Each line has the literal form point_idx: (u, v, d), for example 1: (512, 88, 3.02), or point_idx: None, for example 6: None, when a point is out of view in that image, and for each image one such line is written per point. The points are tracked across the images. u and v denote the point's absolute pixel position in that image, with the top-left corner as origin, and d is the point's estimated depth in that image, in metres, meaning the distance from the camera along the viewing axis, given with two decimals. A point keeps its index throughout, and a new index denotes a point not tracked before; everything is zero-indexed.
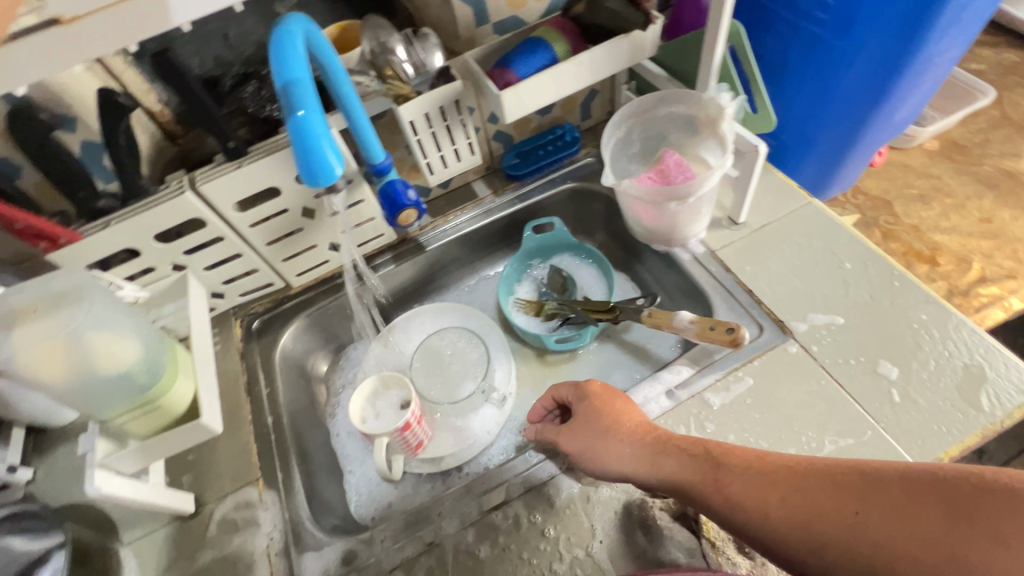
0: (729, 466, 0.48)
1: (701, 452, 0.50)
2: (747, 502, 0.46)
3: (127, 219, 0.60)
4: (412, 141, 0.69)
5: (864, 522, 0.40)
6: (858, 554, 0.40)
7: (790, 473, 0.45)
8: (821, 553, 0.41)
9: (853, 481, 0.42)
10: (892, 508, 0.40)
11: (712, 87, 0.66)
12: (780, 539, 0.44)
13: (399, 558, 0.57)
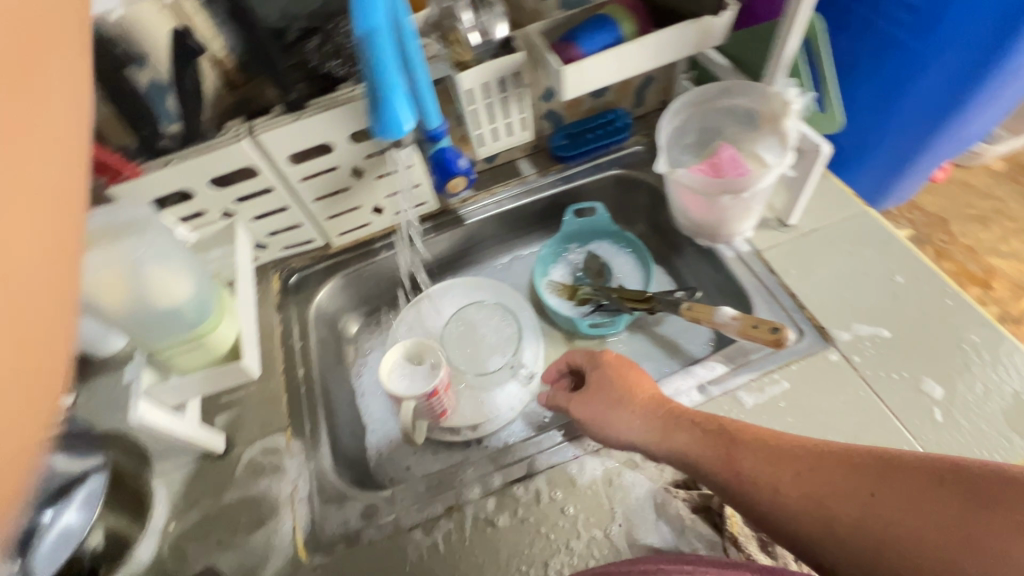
0: (742, 443, 0.49)
1: (714, 428, 0.51)
2: (757, 478, 0.47)
3: (186, 160, 0.61)
4: (467, 110, 0.69)
5: (875, 504, 0.41)
6: (865, 533, 0.41)
7: (804, 452, 0.46)
8: (830, 530, 0.42)
9: (869, 464, 0.43)
10: (905, 492, 0.40)
11: (780, 80, 0.64)
12: (789, 516, 0.45)
13: (418, 518, 0.58)
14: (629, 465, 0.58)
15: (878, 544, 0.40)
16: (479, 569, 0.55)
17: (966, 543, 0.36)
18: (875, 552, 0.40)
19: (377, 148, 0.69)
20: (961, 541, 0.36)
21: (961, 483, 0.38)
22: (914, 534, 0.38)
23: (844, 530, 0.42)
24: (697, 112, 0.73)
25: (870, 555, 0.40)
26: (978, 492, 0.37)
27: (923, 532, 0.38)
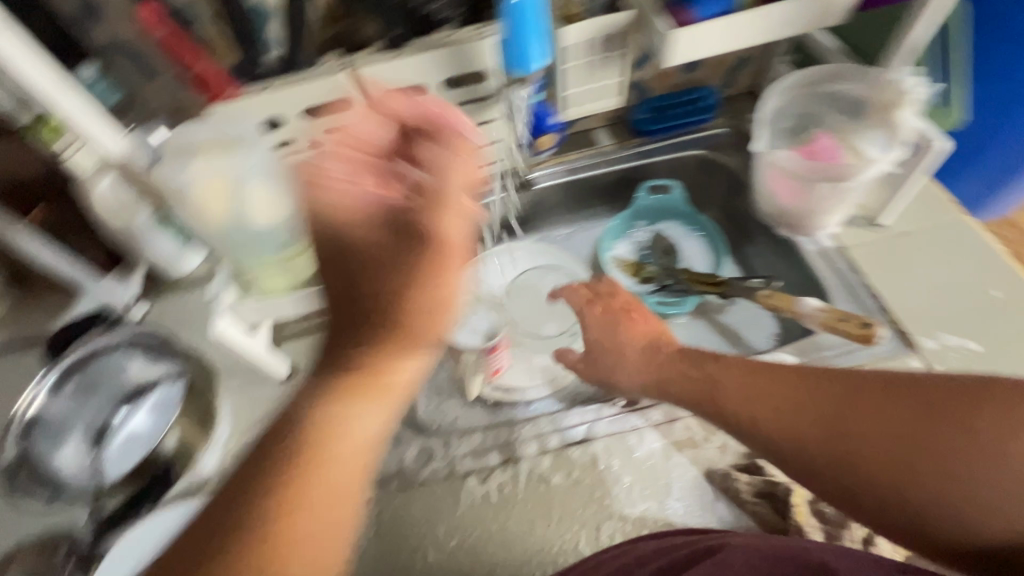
0: (725, 383, 0.54)
1: (703, 361, 0.56)
2: (743, 415, 0.52)
3: (280, 90, 0.58)
4: (559, 69, 0.67)
5: (856, 424, 0.48)
6: (848, 450, 0.48)
7: (785, 381, 0.52)
8: (816, 454, 0.48)
9: (840, 390, 0.50)
10: (888, 411, 0.47)
11: (901, 68, 0.62)
12: (774, 444, 0.50)
13: (475, 466, 0.59)
14: (689, 443, 0.58)
15: (863, 454, 0.47)
16: (530, 522, 0.55)
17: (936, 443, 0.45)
18: (862, 458, 0.47)
19: (467, 98, 0.67)
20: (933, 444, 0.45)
21: (925, 398, 0.47)
22: (890, 441, 0.46)
23: (833, 444, 0.48)
24: (801, 95, 0.70)
25: (854, 461, 0.47)
26: (943, 400, 0.46)
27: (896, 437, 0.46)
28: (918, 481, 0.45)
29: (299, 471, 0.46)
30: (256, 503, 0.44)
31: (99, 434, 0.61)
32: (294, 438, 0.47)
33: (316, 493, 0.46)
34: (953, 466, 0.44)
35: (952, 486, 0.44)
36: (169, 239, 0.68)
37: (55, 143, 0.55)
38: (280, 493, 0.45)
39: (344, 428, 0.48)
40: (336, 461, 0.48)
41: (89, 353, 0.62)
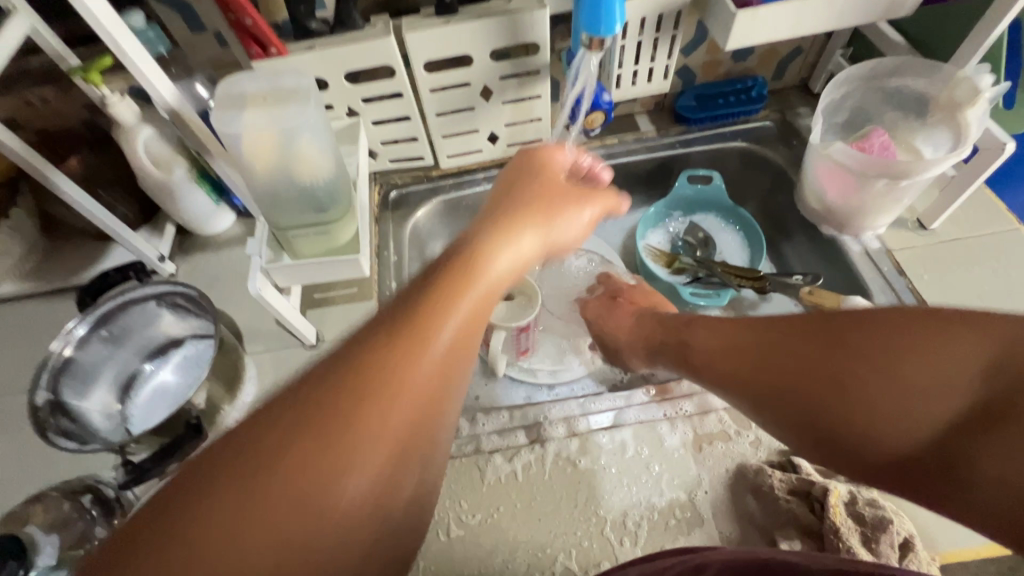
0: (691, 341, 0.55)
1: (676, 328, 0.59)
2: (704, 368, 0.53)
3: (331, 48, 0.59)
4: (614, 44, 0.63)
5: (786, 367, 0.45)
6: (784, 394, 0.45)
7: (716, 326, 0.54)
8: (762, 400, 0.47)
9: (777, 336, 0.47)
10: (780, 334, 0.47)
11: (972, 65, 0.59)
12: (730, 393, 0.50)
13: (501, 444, 0.58)
14: (722, 435, 0.57)
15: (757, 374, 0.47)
16: (556, 503, 0.55)
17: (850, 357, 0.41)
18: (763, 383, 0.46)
19: (513, 71, 0.65)
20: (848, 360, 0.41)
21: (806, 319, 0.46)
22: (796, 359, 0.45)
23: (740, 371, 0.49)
24: (859, 89, 0.67)
25: (788, 393, 0.44)
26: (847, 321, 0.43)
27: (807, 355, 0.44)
28: (825, 398, 0.42)
29: (411, 332, 0.33)
30: (343, 355, 0.31)
31: (129, 381, 0.63)
32: (423, 281, 0.37)
33: (427, 366, 0.32)
34: (843, 378, 0.41)
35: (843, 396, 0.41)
36: (205, 195, 0.70)
37: (103, 89, 0.58)
38: (372, 344, 0.32)
39: (480, 274, 0.40)
40: (456, 325, 0.35)
41: (123, 303, 0.60)
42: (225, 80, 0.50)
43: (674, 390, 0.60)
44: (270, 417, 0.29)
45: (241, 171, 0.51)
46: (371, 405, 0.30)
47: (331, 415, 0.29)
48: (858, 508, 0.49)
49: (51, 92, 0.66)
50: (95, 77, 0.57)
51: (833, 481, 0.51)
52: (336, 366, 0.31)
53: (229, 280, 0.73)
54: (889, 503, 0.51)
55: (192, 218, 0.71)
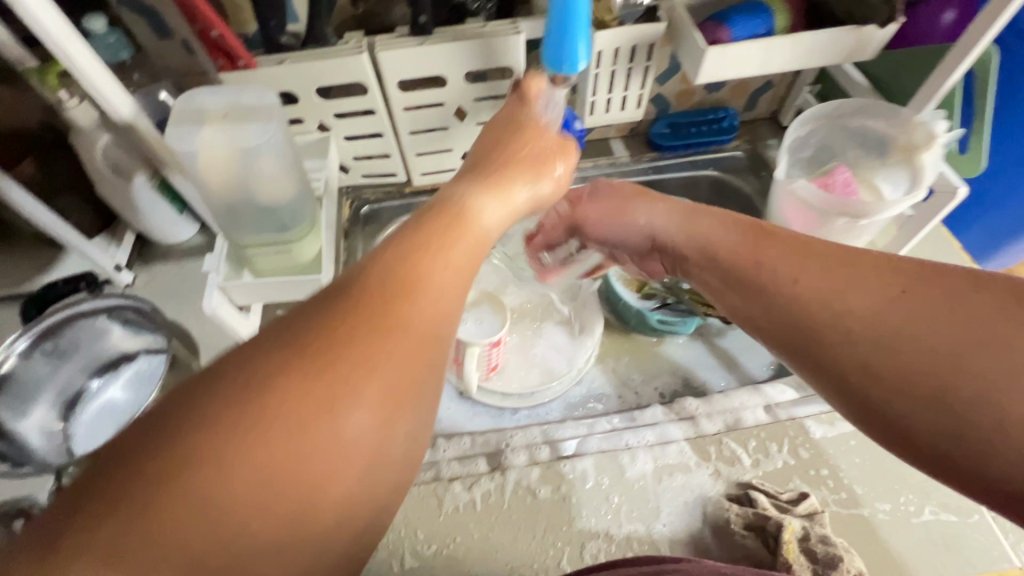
0: (779, 249, 0.41)
1: (751, 234, 0.43)
2: (812, 292, 0.37)
3: (302, 62, 0.58)
4: (590, 74, 0.63)
5: (930, 319, 0.33)
6: (924, 355, 0.33)
7: (796, 252, 0.39)
8: (892, 355, 0.33)
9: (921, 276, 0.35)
10: (875, 286, 0.35)
11: (928, 110, 0.61)
12: (840, 335, 0.35)
13: (460, 471, 0.57)
14: (681, 466, 0.57)
15: (846, 337, 0.35)
16: (514, 534, 0.54)
17: (986, 354, 0.31)
18: (857, 355, 0.35)
19: (488, 93, 0.65)
20: (983, 349, 0.31)
21: (918, 275, 0.35)
22: (916, 335, 0.33)
23: (822, 325, 0.36)
24: (824, 127, 0.69)
25: (928, 369, 0.32)
26: (976, 288, 0.33)
27: (929, 335, 0.33)
28: (945, 397, 0.32)
29: (419, 258, 0.32)
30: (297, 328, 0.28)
31: (73, 399, 0.60)
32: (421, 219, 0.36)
33: (434, 293, 0.31)
34: (984, 374, 0.31)
35: (970, 386, 0.31)
36: (167, 204, 0.68)
37: (59, 93, 0.56)
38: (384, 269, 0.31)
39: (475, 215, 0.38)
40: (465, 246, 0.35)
41: (71, 314, 0.58)
42: (183, 96, 0.49)
43: (637, 419, 0.60)
44: (283, 340, 0.28)
45: (199, 188, 0.50)
46: (395, 330, 0.29)
47: (352, 346, 0.28)
48: (810, 544, 0.50)
49: (9, 92, 0.64)
50: (51, 81, 0.55)
51: (787, 516, 0.52)
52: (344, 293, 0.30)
53: (188, 293, 0.70)
54: (840, 539, 0.52)
55: (152, 227, 0.69)
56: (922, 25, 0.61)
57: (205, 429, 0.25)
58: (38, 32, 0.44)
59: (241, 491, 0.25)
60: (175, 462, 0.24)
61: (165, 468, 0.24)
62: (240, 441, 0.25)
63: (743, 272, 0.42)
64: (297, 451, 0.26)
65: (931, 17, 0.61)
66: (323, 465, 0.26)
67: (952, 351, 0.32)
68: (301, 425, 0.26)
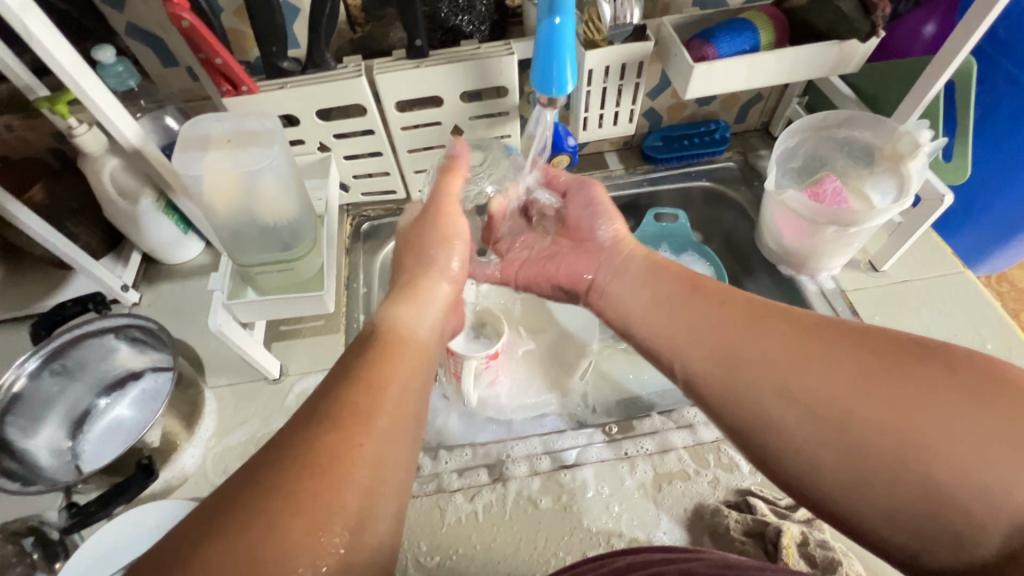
0: (701, 298, 0.49)
1: (682, 282, 0.52)
2: (719, 336, 0.46)
3: (302, 86, 0.60)
4: (582, 91, 0.65)
5: (811, 370, 0.39)
6: (809, 411, 0.38)
7: (714, 302, 0.48)
8: (783, 401, 0.40)
9: (812, 334, 0.41)
10: (780, 337, 0.43)
11: (912, 120, 0.63)
12: (741, 383, 0.42)
13: (461, 483, 0.58)
14: (681, 474, 0.58)
15: (761, 391, 0.41)
16: (516, 544, 0.54)
17: (867, 403, 0.36)
18: (770, 410, 0.40)
19: (483, 112, 0.67)
20: (860, 397, 0.37)
21: (816, 322, 0.42)
22: (813, 376, 0.39)
23: (736, 381, 0.43)
24: (813, 137, 0.71)
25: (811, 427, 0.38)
26: (858, 345, 0.39)
27: (825, 382, 0.38)
28: (847, 435, 0.36)
29: (376, 369, 0.40)
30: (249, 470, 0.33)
31: (81, 418, 0.62)
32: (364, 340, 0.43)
33: (392, 394, 0.39)
34: (882, 402, 0.36)
35: (870, 417, 0.36)
36: (172, 224, 0.70)
37: (68, 120, 0.58)
38: (350, 376, 0.39)
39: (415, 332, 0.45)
40: (410, 352, 0.43)
41: (76, 338, 0.59)
42: (189, 122, 0.51)
43: (635, 427, 0.60)
44: (278, 446, 0.34)
45: (204, 210, 0.51)
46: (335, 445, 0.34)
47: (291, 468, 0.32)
48: (810, 549, 0.50)
49: (21, 121, 0.66)
50: (62, 110, 0.56)
51: (786, 522, 0.52)
52: (330, 395, 0.37)
53: (193, 311, 0.72)
54: (838, 544, 0.52)
55: (156, 246, 0.70)
56: (903, 39, 0.65)
57: (210, 527, 0.30)
58: (50, 64, 0.46)
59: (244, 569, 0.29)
60: (194, 554, 0.29)
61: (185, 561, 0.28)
62: (244, 531, 0.29)
63: (673, 305, 0.51)
64: (292, 527, 0.30)
65: (914, 29, 0.64)
66: (311, 537, 0.31)
67: (848, 388, 0.37)
68: (293, 499, 0.31)
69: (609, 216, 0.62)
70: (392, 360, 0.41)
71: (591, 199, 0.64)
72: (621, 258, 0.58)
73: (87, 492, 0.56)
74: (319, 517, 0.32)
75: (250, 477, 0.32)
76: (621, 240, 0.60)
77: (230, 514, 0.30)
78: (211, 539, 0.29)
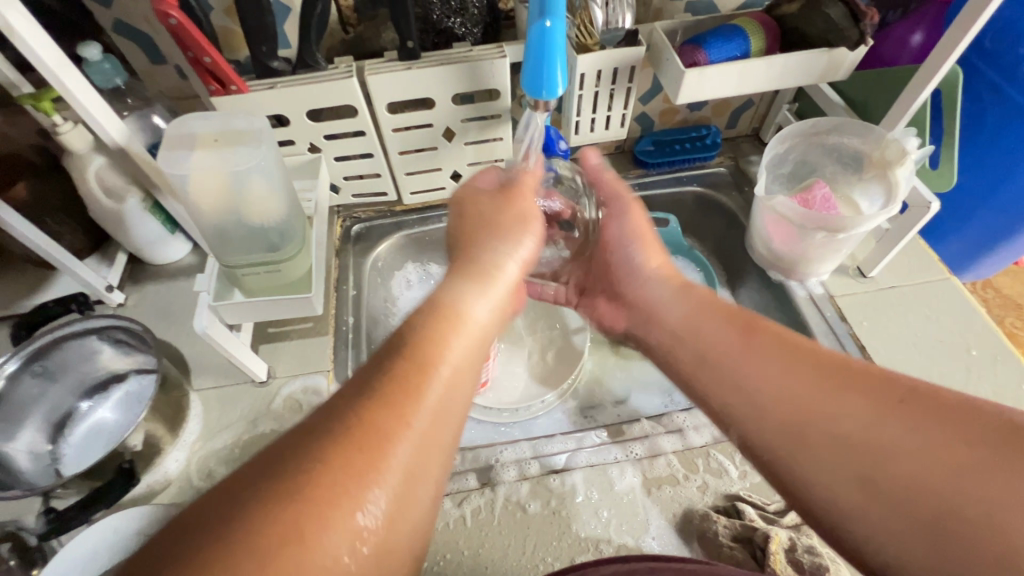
0: (762, 350, 0.46)
1: (743, 324, 0.49)
2: (782, 399, 0.43)
3: (292, 87, 0.60)
4: (574, 95, 0.65)
5: (894, 451, 0.37)
6: (887, 492, 0.36)
7: (769, 358, 0.45)
8: (860, 482, 0.38)
9: (897, 404, 0.38)
10: (860, 403, 0.39)
11: (899, 128, 0.64)
12: (806, 453, 0.41)
13: (450, 487, 0.57)
14: (670, 479, 0.57)
15: (833, 466, 0.39)
16: (504, 550, 0.54)
17: (960, 483, 0.34)
18: (842, 494, 0.38)
19: (475, 114, 0.67)
20: (953, 479, 0.34)
21: (898, 387, 0.39)
22: (901, 455, 0.36)
23: (806, 454, 0.40)
24: (801, 144, 0.71)
25: (890, 505, 0.36)
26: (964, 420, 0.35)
27: (910, 462, 0.36)
28: (937, 526, 0.34)
29: (416, 388, 0.37)
30: (280, 468, 0.31)
31: (62, 420, 0.61)
32: (416, 326, 0.41)
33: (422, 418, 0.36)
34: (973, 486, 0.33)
35: (962, 504, 0.33)
36: (158, 224, 0.68)
37: (53, 118, 0.57)
38: (397, 382, 0.36)
39: (465, 317, 0.44)
40: (459, 367, 0.40)
41: (58, 337, 0.58)
42: (176, 120, 0.50)
43: (625, 432, 0.60)
44: (327, 419, 0.34)
45: (191, 210, 0.51)
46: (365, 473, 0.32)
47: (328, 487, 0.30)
48: (797, 555, 0.50)
49: (5, 118, 0.65)
50: (46, 107, 0.55)
51: (775, 527, 0.52)
52: (354, 397, 0.35)
53: (179, 312, 0.71)
54: (826, 549, 0.52)
55: (141, 246, 0.69)
56: (894, 46, 0.65)
57: (259, 484, 0.30)
58: (32, 61, 0.45)
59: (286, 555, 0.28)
60: (240, 510, 0.29)
61: (227, 520, 0.28)
62: (290, 494, 0.29)
63: (727, 355, 0.48)
64: (330, 520, 0.30)
65: (901, 38, 0.64)
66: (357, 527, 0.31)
67: (941, 473, 0.35)
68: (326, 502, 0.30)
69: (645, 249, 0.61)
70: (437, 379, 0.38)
71: (624, 230, 0.62)
72: (659, 303, 0.57)
73: (66, 497, 0.54)
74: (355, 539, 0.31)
75: (282, 458, 0.31)
76: (658, 275, 0.59)
77: (279, 485, 0.30)
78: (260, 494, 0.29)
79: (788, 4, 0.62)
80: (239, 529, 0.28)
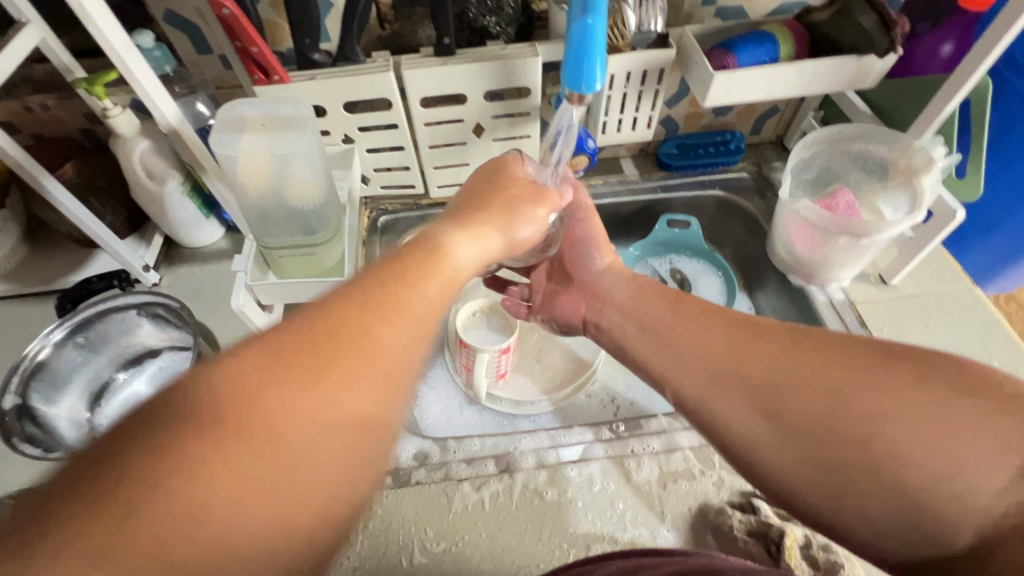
0: (687, 311, 0.50)
1: (663, 298, 0.53)
2: (705, 359, 0.46)
3: (331, 79, 0.62)
4: (602, 95, 0.67)
5: (795, 386, 0.40)
6: (801, 432, 0.39)
7: (697, 324, 0.49)
8: (774, 419, 0.41)
9: (800, 344, 0.42)
10: (775, 347, 0.43)
11: (927, 137, 0.64)
12: (725, 407, 0.44)
13: (468, 472, 0.59)
14: (686, 474, 0.58)
15: (750, 413, 0.42)
16: (520, 534, 0.55)
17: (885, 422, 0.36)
18: (761, 432, 0.41)
19: (504, 111, 0.68)
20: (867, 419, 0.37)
21: (807, 331, 0.43)
22: (810, 396, 0.39)
23: (725, 403, 0.44)
24: (827, 150, 0.72)
25: (800, 438, 0.39)
26: None
27: (815, 402, 0.39)
28: (829, 452, 0.38)
29: (369, 315, 0.35)
30: (198, 407, 0.28)
31: (100, 389, 0.64)
32: (381, 265, 0.39)
33: (385, 340, 0.34)
34: (865, 417, 0.37)
35: (856, 437, 0.37)
36: (194, 207, 0.71)
37: (103, 102, 0.59)
38: (352, 299, 0.35)
39: (449, 261, 0.41)
40: (427, 293, 0.38)
41: (102, 311, 0.61)
42: (226, 105, 0.53)
43: (643, 426, 0.61)
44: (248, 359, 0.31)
45: (234, 190, 0.53)
46: (307, 389, 0.31)
47: (252, 416, 0.29)
48: (811, 551, 0.52)
49: (55, 101, 0.67)
50: (98, 91, 0.58)
51: (789, 524, 0.53)
52: (285, 335, 0.32)
53: (213, 293, 0.73)
54: (842, 547, 0.53)
55: (178, 229, 0.72)
56: (923, 56, 0.66)
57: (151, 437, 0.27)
58: (101, 44, 0.48)
59: (207, 475, 0.27)
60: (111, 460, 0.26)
61: (137, 462, 0.26)
62: (228, 448, 0.28)
63: (660, 322, 0.51)
64: (283, 440, 0.29)
65: (931, 48, 0.65)
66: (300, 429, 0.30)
67: (837, 408, 0.38)
68: (257, 433, 0.29)
69: (601, 249, 0.61)
70: (390, 310, 0.35)
71: (585, 233, 0.61)
72: (608, 288, 0.58)
73: None
74: (312, 454, 0.30)
75: (183, 407, 0.28)
76: (607, 269, 0.60)
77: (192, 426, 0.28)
78: (184, 440, 0.27)
79: (819, 12, 0.63)
80: (155, 457, 0.26)
